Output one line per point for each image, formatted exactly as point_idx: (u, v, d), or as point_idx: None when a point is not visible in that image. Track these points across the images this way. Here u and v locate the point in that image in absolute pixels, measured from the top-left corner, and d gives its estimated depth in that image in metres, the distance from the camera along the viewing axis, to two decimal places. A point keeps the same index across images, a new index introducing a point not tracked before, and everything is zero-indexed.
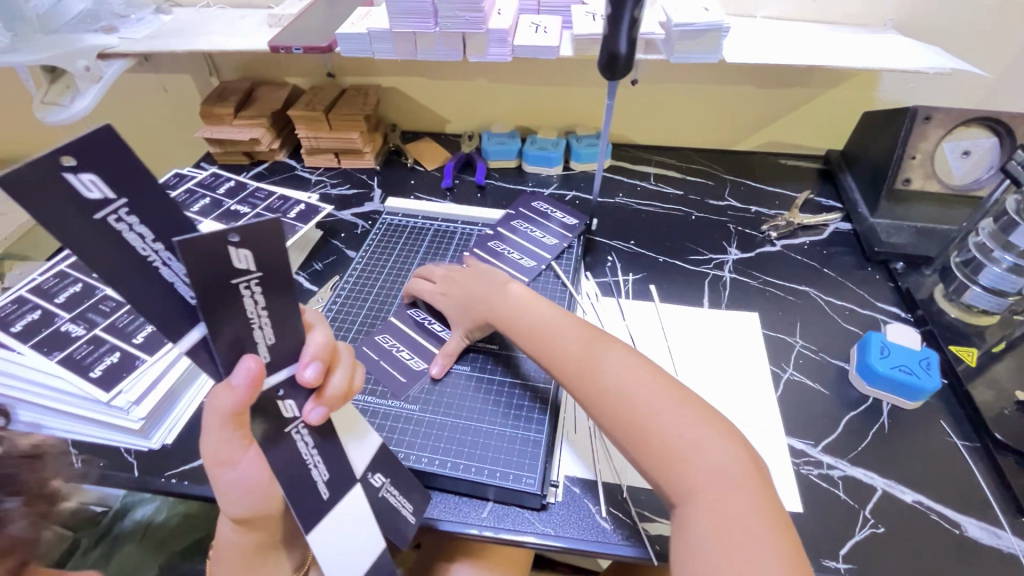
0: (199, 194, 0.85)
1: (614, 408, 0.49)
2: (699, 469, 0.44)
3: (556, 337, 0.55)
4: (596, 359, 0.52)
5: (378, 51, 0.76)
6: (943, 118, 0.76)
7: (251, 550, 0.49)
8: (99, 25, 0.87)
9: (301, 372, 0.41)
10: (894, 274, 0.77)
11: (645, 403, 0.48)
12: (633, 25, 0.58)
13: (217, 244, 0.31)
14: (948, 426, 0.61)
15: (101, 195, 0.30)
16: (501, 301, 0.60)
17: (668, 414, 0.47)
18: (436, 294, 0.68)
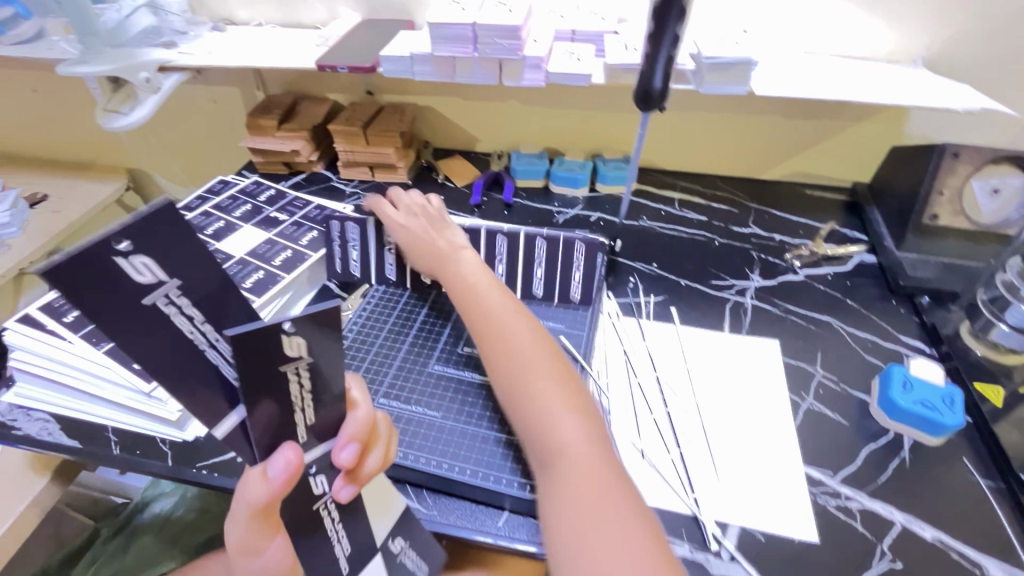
0: (241, 201, 0.89)
1: (527, 411, 0.51)
2: (579, 484, 0.46)
3: (500, 330, 0.57)
4: (524, 363, 0.54)
5: (419, 73, 0.80)
6: (972, 155, 0.76)
7: None
8: (160, 40, 0.93)
9: (338, 452, 0.44)
10: (919, 308, 0.76)
11: (551, 419, 0.50)
12: (669, 62, 0.60)
13: (268, 338, 0.34)
14: (971, 464, 0.60)
15: (150, 277, 0.35)
16: (462, 280, 0.63)
17: (568, 432, 0.49)
18: (405, 233, 0.71)
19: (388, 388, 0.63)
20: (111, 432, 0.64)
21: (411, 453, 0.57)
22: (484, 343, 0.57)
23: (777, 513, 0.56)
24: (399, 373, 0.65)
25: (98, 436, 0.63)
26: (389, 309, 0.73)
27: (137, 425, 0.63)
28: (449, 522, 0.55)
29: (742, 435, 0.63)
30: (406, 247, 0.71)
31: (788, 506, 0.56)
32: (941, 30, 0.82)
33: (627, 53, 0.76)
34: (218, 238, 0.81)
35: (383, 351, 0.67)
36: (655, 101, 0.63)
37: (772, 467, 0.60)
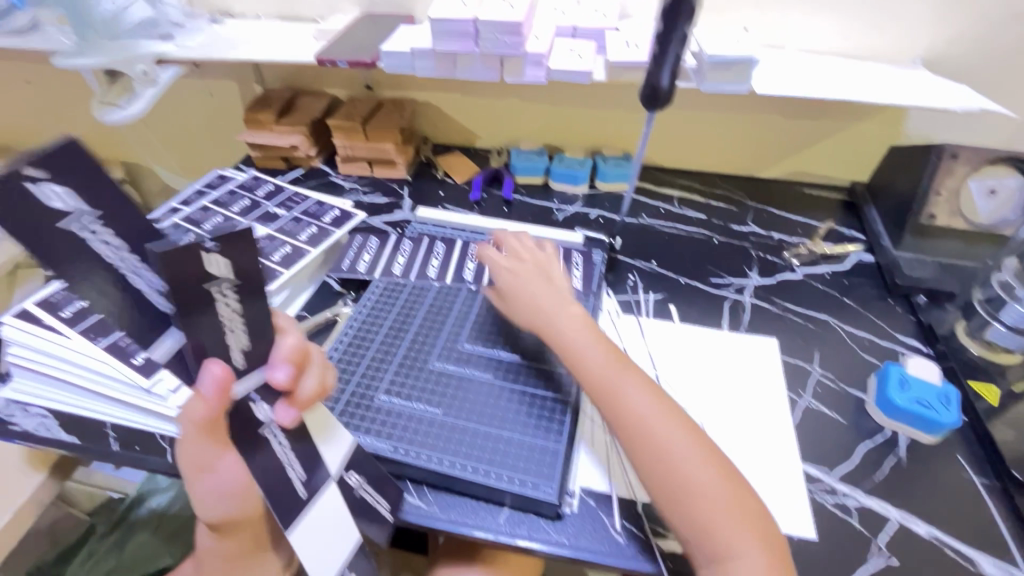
0: (239, 195, 0.89)
1: (654, 437, 0.52)
2: (715, 501, 0.49)
3: (608, 362, 0.57)
4: (629, 392, 0.55)
5: (419, 68, 0.79)
6: (969, 157, 0.77)
7: (232, 556, 0.52)
8: (157, 32, 0.92)
9: (271, 374, 0.46)
10: (916, 307, 0.77)
11: (675, 441, 0.51)
12: (676, 60, 0.61)
13: (192, 255, 0.37)
14: (966, 462, 0.61)
15: (64, 205, 0.42)
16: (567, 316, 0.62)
17: (690, 455, 0.51)
18: (519, 276, 0.67)
19: (391, 382, 0.63)
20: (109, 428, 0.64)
21: (412, 449, 0.57)
22: (594, 377, 0.56)
23: (775, 510, 0.56)
24: (399, 369, 0.65)
25: (96, 432, 0.63)
26: (390, 303, 0.74)
27: (135, 421, 0.63)
28: (449, 519, 0.55)
29: (741, 433, 0.63)
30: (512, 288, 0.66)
31: (786, 504, 0.57)
32: (941, 31, 0.82)
33: (630, 50, 0.76)
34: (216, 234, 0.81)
35: (383, 347, 0.67)
36: (661, 100, 0.64)
37: (768, 464, 0.60)
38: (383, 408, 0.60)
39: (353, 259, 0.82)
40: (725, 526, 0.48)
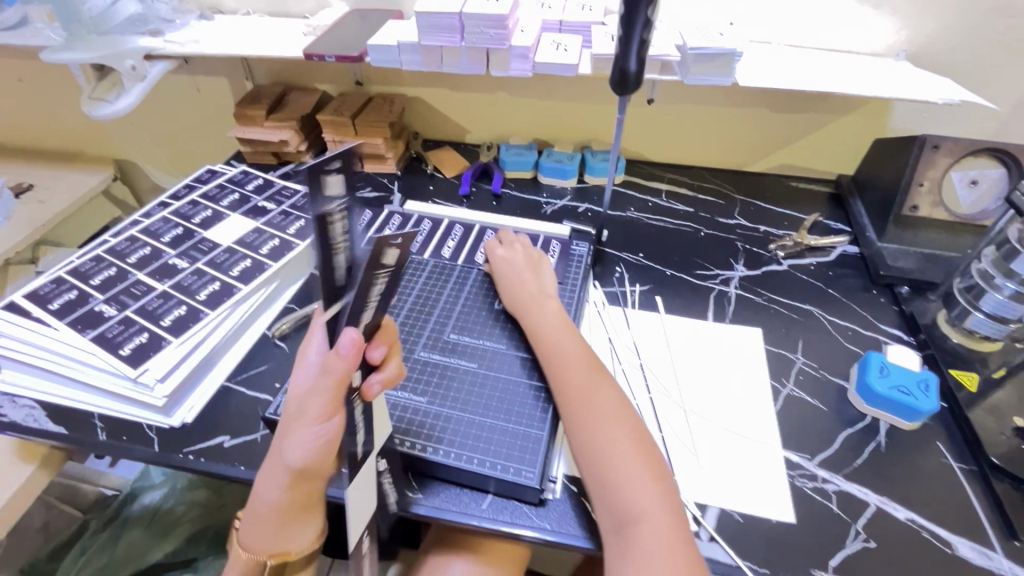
0: (229, 189, 0.90)
1: (590, 418, 0.55)
2: (630, 481, 0.50)
3: (570, 351, 0.61)
4: (576, 379, 0.58)
5: (407, 62, 0.80)
6: (951, 147, 0.77)
7: (286, 509, 0.49)
8: (146, 28, 0.92)
9: (372, 350, 0.45)
10: (898, 298, 0.78)
11: (601, 423, 0.54)
12: (642, 46, 0.60)
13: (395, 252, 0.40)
14: (945, 448, 0.62)
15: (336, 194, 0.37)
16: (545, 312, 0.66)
17: (618, 437, 0.53)
18: (510, 271, 0.72)
19: None
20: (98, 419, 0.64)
21: (395, 436, 0.58)
22: (554, 363, 0.61)
23: (755, 495, 0.57)
24: None
25: (86, 423, 0.63)
26: None
27: (122, 411, 0.63)
28: (434, 505, 0.55)
29: (723, 421, 0.64)
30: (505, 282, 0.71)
31: (767, 489, 0.58)
32: (923, 24, 0.83)
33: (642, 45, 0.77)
34: (205, 227, 0.81)
35: None
36: (630, 86, 0.63)
37: (750, 451, 0.61)
38: None
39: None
40: (636, 504, 0.49)
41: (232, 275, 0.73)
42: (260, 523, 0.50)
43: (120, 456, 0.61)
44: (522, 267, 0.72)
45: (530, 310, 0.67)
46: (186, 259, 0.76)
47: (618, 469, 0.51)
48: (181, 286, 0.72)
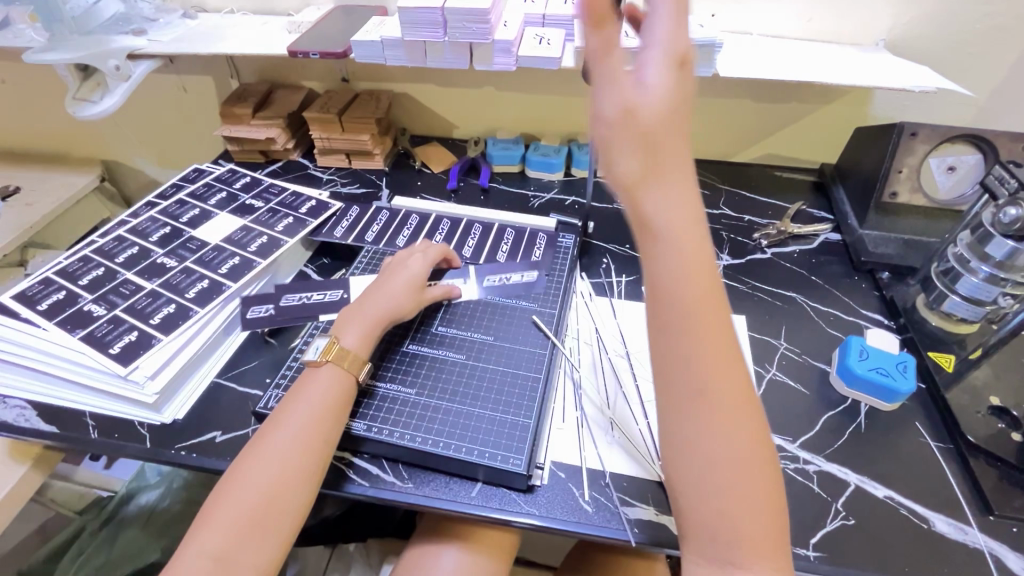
0: (216, 188, 0.90)
1: (687, 334, 0.44)
2: (705, 414, 0.43)
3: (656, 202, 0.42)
4: (666, 269, 0.43)
5: (390, 58, 0.80)
6: (929, 135, 0.78)
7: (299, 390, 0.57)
8: (130, 28, 0.92)
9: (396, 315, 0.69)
10: (880, 283, 0.80)
11: (693, 338, 0.43)
12: None
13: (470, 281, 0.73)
14: (923, 428, 0.64)
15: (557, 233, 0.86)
16: (667, 168, 0.42)
17: (707, 356, 0.43)
18: (631, 92, 0.40)
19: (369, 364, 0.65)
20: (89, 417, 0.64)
21: (385, 427, 0.59)
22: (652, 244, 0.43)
23: None
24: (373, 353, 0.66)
25: (76, 421, 0.63)
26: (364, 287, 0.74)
27: (113, 409, 0.63)
28: (424, 495, 0.56)
29: None
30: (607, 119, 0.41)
31: None
32: (901, 13, 0.84)
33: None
34: (193, 226, 0.82)
35: None
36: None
37: None
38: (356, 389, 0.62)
39: (332, 226, 0.85)
40: (707, 433, 0.43)
41: (221, 273, 0.74)
42: (353, 345, 0.60)
43: (112, 454, 0.61)
44: (657, 55, 0.40)
45: (639, 170, 0.41)
46: (175, 257, 0.76)
47: (709, 397, 0.43)
48: (170, 284, 0.72)
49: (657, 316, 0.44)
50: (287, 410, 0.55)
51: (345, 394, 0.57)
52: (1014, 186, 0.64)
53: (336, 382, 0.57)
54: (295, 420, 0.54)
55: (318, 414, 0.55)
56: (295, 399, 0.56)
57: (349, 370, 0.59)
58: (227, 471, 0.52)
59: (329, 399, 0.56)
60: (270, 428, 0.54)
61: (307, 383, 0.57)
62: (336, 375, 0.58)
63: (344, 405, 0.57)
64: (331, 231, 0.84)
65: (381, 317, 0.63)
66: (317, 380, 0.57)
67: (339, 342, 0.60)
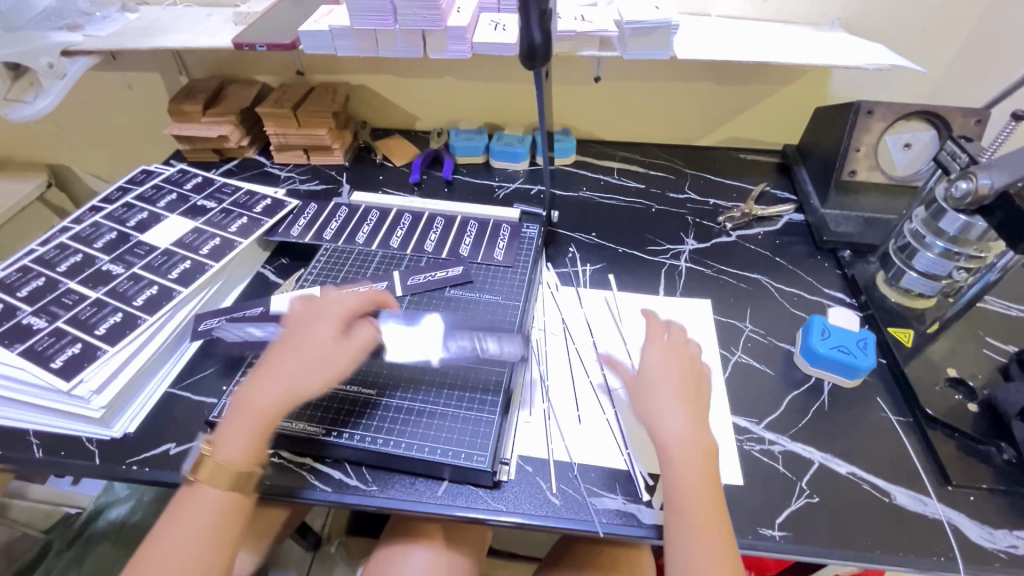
0: (166, 190, 0.86)
1: (688, 489, 0.50)
2: (701, 529, 0.48)
3: (676, 409, 0.53)
4: (676, 433, 0.52)
5: (341, 47, 0.78)
6: (884, 113, 0.79)
7: (182, 507, 0.49)
8: (63, 23, 0.87)
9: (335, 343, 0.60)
10: (842, 262, 0.81)
11: (690, 485, 0.50)
12: (544, 15, 0.56)
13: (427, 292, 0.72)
14: (884, 403, 0.64)
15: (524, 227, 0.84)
16: (687, 389, 0.55)
17: (699, 488, 0.50)
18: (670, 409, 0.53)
19: None
20: (32, 435, 0.61)
21: (345, 430, 0.57)
22: (649, 403, 0.54)
23: None
24: None
25: (18, 441, 0.60)
26: (331, 280, 0.73)
27: (59, 426, 0.60)
28: (388, 496, 0.55)
29: None
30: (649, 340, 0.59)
31: (716, 454, 0.59)
32: None
33: (578, 22, 0.77)
34: (142, 230, 0.78)
35: None
36: (537, 53, 0.59)
37: None
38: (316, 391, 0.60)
39: (289, 225, 0.82)
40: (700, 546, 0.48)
41: (171, 278, 0.71)
42: (231, 456, 0.51)
43: (60, 473, 0.58)
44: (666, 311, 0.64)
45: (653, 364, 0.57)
46: (121, 264, 0.73)
47: (698, 505, 0.49)
48: (117, 292, 0.69)
49: (670, 474, 0.51)
50: (162, 537, 0.48)
51: (229, 516, 0.50)
52: (965, 160, 0.64)
53: (216, 504, 0.49)
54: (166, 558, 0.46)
55: (197, 541, 0.48)
56: (168, 527, 0.48)
57: (229, 486, 0.50)
58: None
59: (206, 521, 0.49)
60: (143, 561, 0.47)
61: (184, 505, 0.50)
62: (217, 493, 0.50)
63: (228, 527, 0.49)
64: (288, 231, 0.81)
65: (266, 416, 0.52)
66: (195, 502, 0.49)
67: (213, 450, 0.51)
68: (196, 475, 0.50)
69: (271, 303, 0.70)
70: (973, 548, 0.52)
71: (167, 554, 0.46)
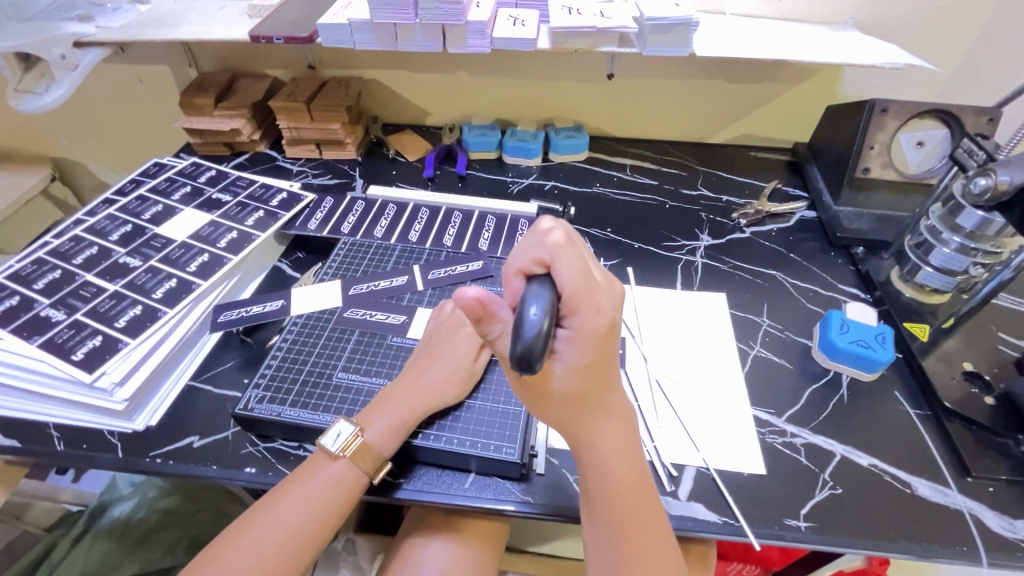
0: (180, 183, 0.85)
1: (613, 477, 0.46)
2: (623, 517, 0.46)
3: (602, 423, 0.45)
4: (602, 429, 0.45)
5: (359, 42, 0.77)
6: (898, 110, 0.80)
7: (309, 478, 0.51)
8: (75, 13, 0.86)
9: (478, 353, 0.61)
10: (855, 258, 0.82)
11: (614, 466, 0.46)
12: None
13: (464, 277, 0.73)
14: (902, 397, 0.65)
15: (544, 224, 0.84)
16: (604, 376, 0.42)
17: (624, 468, 0.47)
18: (592, 406, 0.43)
19: (354, 358, 0.63)
20: (51, 428, 0.60)
21: None
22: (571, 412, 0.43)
23: (729, 451, 0.59)
24: (358, 347, 0.64)
25: (38, 434, 0.60)
26: (350, 273, 0.73)
27: (81, 419, 0.60)
28: (417, 487, 0.55)
29: (694, 386, 0.65)
30: (521, 258, 0.38)
31: (738, 445, 0.60)
32: None
33: (599, 18, 0.76)
34: (157, 223, 0.77)
35: (338, 328, 0.66)
36: (536, 354, 0.33)
37: (722, 412, 0.63)
38: (341, 385, 0.60)
39: (306, 218, 0.82)
40: (620, 528, 0.46)
41: (189, 271, 0.70)
42: (376, 443, 0.53)
43: (82, 466, 0.58)
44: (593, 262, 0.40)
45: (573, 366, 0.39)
46: (138, 256, 0.72)
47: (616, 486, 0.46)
48: (136, 284, 0.68)
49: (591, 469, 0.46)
50: (287, 494, 0.50)
51: (350, 498, 0.51)
52: (982, 158, 0.65)
53: (345, 481, 0.51)
54: (279, 524, 0.48)
55: (310, 517, 0.49)
56: (293, 487, 0.50)
57: (360, 470, 0.52)
58: (199, 559, 0.47)
59: (326, 503, 0.50)
60: (263, 512, 0.49)
61: (315, 470, 0.51)
62: (349, 477, 0.51)
63: (340, 511, 0.51)
64: (305, 224, 0.81)
65: (413, 415, 0.55)
66: (327, 471, 0.51)
67: (361, 435, 0.53)
68: (341, 452, 0.52)
69: (291, 297, 0.70)
70: (994, 537, 0.53)
71: (282, 522, 0.48)
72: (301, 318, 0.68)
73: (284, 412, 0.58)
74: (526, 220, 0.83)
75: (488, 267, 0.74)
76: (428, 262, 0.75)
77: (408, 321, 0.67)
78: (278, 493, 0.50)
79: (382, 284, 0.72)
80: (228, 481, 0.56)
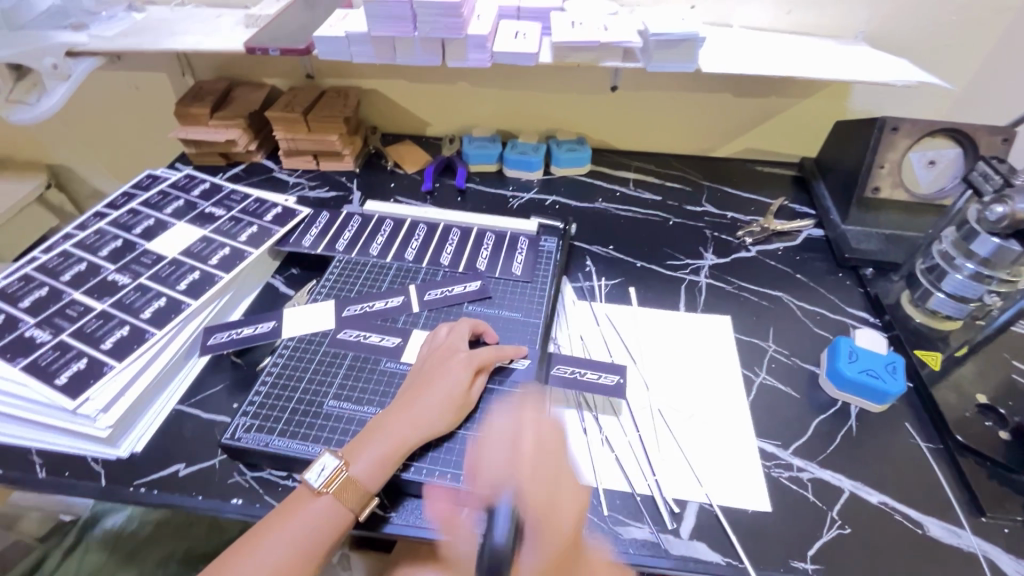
0: (173, 196, 0.83)
1: None
2: None
3: None
4: None
5: (357, 54, 0.75)
6: (910, 129, 0.78)
7: (291, 517, 0.49)
8: (68, 22, 0.84)
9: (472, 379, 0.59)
10: (863, 280, 0.79)
11: None
12: None
13: (461, 298, 0.71)
14: (913, 429, 0.63)
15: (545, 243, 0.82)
16: None
17: None
18: None
19: (344, 384, 0.61)
20: (33, 453, 0.59)
21: None
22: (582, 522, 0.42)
23: (732, 487, 0.57)
24: (350, 372, 0.62)
25: (20, 459, 0.58)
26: (344, 293, 0.71)
27: (63, 445, 0.58)
28: (408, 523, 0.53)
29: (696, 415, 0.63)
30: None
31: (742, 480, 0.58)
32: (883, 5, 0.83)
33: (603, 33, 0.74)
34: (148, 238, 0.76)
35: (330, 352, 0.64)
36: None
37: (725, 444, 0.61)
38: (331, 414, 0.58)
39: (301, 234, 0.80)
40: None
41: (179, 290, 0.68)
42: (362, 479, 0.50)
43: (64, 495, 0.56)
44: None
45: None
46: (127, 273, 0.70)
47: None
48: (124, 303, 0.66)
49: None
50: (268, 533, 0.48)
51: (335, 536, 0.49)
52: (998, 182, 0.62)
53: (329, 519, 0.49)
54: (260, 565, 0.46)
55: (292, 558, 0.47)
56: (276, 526, 0.48)
57: (345, 507, 0.50)
58: None
59: (309, 541, 0.48)
60: (244, 551, 0.47)
61: (299, 506, 0.49)
62: (334, 514, 0.49)
63: (325, 551, 0.49)
64: (300, 240, 0.79)
65: (402, 447, 0.53)
66: (310, 507, 0.49)
67: (346, 470, 0.50)
68: (324, 488, 0.50)
69: (283, 318, 0.68)
70: None
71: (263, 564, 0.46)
72: (292, 341, 0.66)
73: (272, 443, 0.56)
74: (525, 238, 0.81)
75: (486, 287, 0.72)
76: (424, 281, 0.73)
77: (402, 344, 0.65)
78: (259, 534, 0.48)
79: (377, 305, 0.70)
80: (213, 513, 0.54)
